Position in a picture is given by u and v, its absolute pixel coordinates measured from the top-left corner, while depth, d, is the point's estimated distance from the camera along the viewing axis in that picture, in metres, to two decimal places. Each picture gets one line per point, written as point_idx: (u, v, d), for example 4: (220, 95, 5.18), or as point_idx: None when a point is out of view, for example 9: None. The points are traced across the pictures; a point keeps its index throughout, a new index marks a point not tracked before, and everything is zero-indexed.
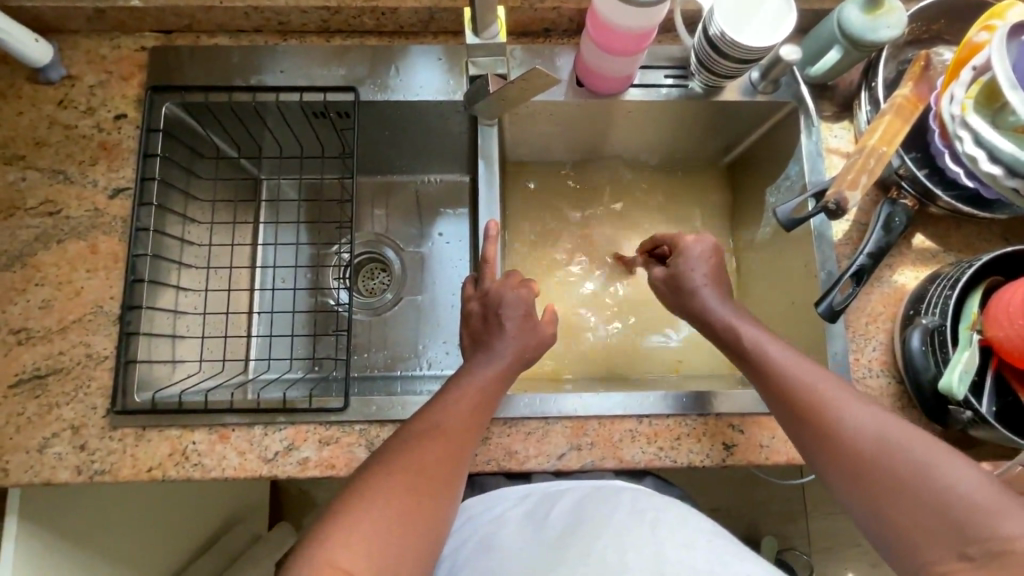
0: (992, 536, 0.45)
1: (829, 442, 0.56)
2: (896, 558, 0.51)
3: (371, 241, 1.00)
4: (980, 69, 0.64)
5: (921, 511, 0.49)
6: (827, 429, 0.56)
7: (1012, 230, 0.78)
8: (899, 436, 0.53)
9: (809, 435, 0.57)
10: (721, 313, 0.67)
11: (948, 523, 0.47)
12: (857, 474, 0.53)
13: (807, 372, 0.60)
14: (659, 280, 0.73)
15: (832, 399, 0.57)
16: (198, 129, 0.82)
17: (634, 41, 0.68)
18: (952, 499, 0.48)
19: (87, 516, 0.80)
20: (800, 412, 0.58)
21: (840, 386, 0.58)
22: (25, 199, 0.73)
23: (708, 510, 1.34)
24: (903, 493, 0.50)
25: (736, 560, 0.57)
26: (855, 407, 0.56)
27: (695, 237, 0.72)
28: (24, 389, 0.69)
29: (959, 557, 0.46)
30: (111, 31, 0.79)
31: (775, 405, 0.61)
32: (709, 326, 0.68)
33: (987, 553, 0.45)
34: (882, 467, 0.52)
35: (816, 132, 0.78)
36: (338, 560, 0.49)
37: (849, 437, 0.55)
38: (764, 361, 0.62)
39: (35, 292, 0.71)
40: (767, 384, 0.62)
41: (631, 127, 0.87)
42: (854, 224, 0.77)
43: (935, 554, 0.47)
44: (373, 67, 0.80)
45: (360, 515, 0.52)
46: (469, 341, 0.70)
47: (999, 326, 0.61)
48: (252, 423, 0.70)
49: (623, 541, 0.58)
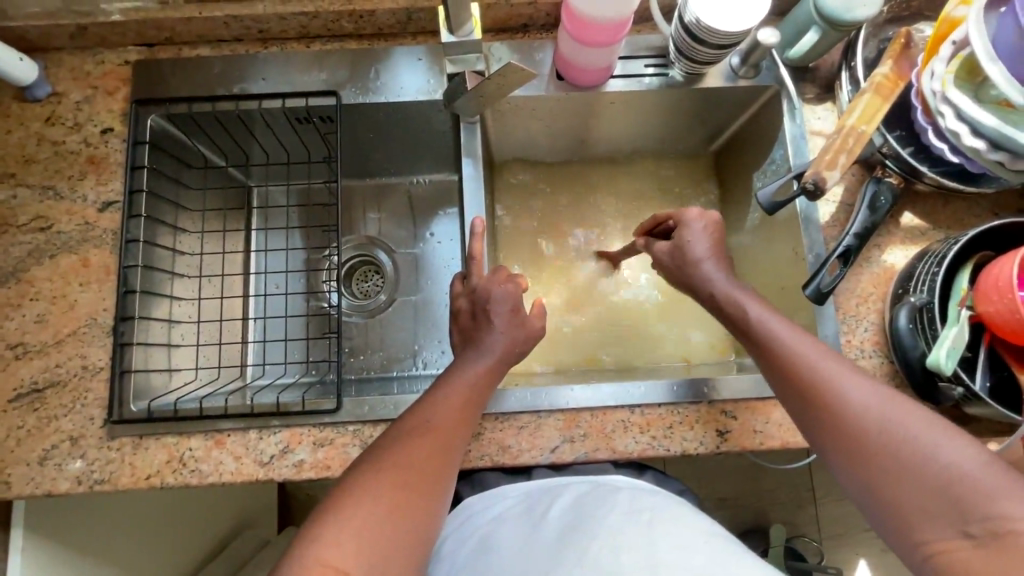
0: (993, 517, 0.46)
1: (830, 418, 0.55)
2: (891, 536, 0.51)
3: (363, 244, 1.00)
4: (959, 44, 0.63)
5: (923, 491, 0.49)
6: (830, 406, 0.55)
7: (1000, 204, 0.77)
8: (903, 414, 0.52)
9: (810, 410, 0.57)
10: (725, 287, 0.67)
11: (949, 503, 0.48)
12: (857, 452, 0.53)
13: (810, 346, 0.59)
14: (664, 254, 0.73)
15: (834, 374, 0.56)
16: (184, 139, 0.83)
17: (609, 32, 0.68)
18: (955, 479, 0.48)
19: (93, 526, 0.81)
20: (801, 388, 0.57)
21: (842, 362, 0.58)
22: (17, 216, 0.75)
23: (714, 499, 1.33)
24: (905, 473, 0.50)
25: (734, 559, 0.56)
26: (858, 383, 0.55)
27: (699, 211, 0.71)
28: (23, 403, 0.70)
29: (959, 536, 0.47)
30: (95, 47, 0.80)
31: (778, 382, 0.60)
32: (710, 299, 0.68)
33: (987, 533, 0.46)
34: (885, 446, 0.51)
35: (799, 116, 0.78)
36: (329, 559, 0.50)
37: (852, 415, 0.54)
38: (767, 335, 0.61)
39: (30, 307, 0.72)
40: (768, 358, 0.61)
41: (616, 118, 0.87)
42: (840, 205, 0.77)
43: (933, 533, 0.48)
44: (353, 70, 0.80)
45: (353, 513, 0.53)
46: (458, 338, 0.70)
47: (988, 301, 0.60)
48: (247, 427, 0.70)
49: (617, 540, 0.58)
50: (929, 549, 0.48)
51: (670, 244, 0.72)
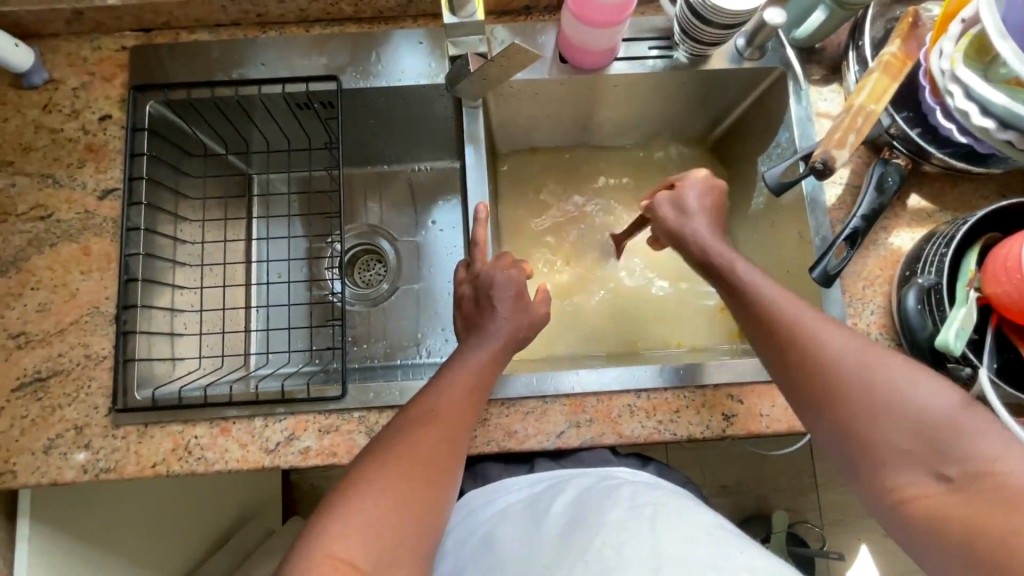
0: (971, 459, 0.47)
1: (811, 370, 0.55)
2: (862, 483, 0.53)
3: (365, 232, 1.00)
4: (969, 22, 0.63)
5: (902, 436, 0.50)
6: (812, 358, 0.55)
7: (1008, 185, 0.77)
8: (884, 362, 0.53)
9: (789, 361, 0.57)
10: (708, 243, 0.67)
11: (927, 446, 0.49)
12: (830, 394, 0.54)
13: (793, 302, 0.59)
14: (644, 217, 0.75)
15: (818, 326, 0.56)
16: (183, 127, 0.82)
17: (614, 12, 0.67)
18: (936, 423, 0.49)
19: (100, 516, 0.81)
20: (784, 341, 0.57)
21: (824, 316, 0.58)
22: (16, 205, 0.74)
23: (717, 487, 1.34)
24: (886, 420, 0.51)
25: (737, 550, 0.55)
26: (841, 335, 0.56)
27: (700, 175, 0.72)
28: (26, 392, 0.69)
29: (935, 479, 0.49)
30: (91, 33, 0.79)
31: (759, 337, 0.60)
32: (694, 249, 0.68)
33: (966, 475, 0.47)
34: (868, 395, 0.52)
35: (805, 97, 0.77)
36: (336, 551, 0.50)
37: (834, 364, 0.54)
38: (751, 291, 0.61)
39: (31, 296, 0.72)
40: (751, 314, 0.61)
41: (620, 102, 0.86)
42: (847, 188, 0.76)
43: (909, 478, 0.50)
44: (354, 54, 0.79)
45: (355, 507, 0.53)
46: (463, 324, 0.70)
47: (996, 283, 0.60)
48: (252, 415, 0.70)
49: (622, 539, 0.57)
50: (903, 493, 0.50)
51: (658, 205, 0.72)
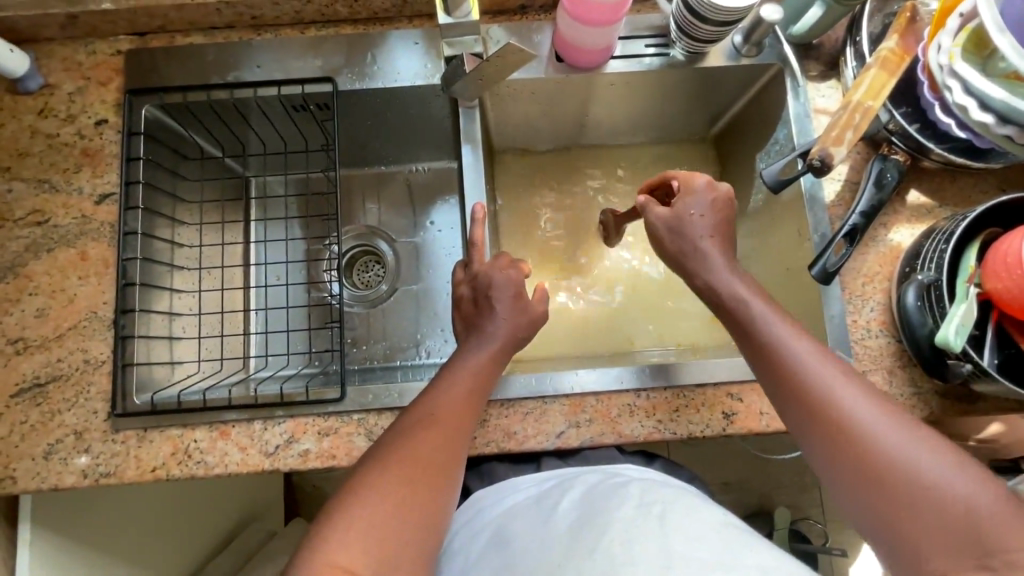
0: (1010, 549, 0.45)
1: (840, 440, 0.53)
2: (892, 562, 0.50)
3: (364, 234, 1.00)
4: (967, 17, 0.62)
5: (938, 520, 0.47)
6: (841, 427, 0.53)
7: (1008, 180, 0.76)
8: (916, 439, 0.51)
9: (816, 428, 0.54)
10: (730, 286, 0.63)
11: (965, 534, 0.46)
12: (853, 465, 0.52)
13: (820, 364, 0.56)
14: (657, 221, 0.69)
15: (845, 394, 0.54)
16: (180, 130, 0.82)
17: (609, 10, 0.67)
18: (972, 510, 0.47)
19: (101, 521, 0.81)
20: (810, 404, 0.55)
21: (852, 381, 0.55)
22: (13, 210, 0.74)
23: (719, 484, 1.34)
24: (920, 502, 0.48)
25: (746, 550, 0.54)
26: (870, 404, 0.53)
27: (709, 181, 0.68)
28: (25, 398, 0.69)
29: (973, 566, 0.46)
30: (86, 37, 0.79)
31: (783, 399, 0.57)
32: (707, 288, 0.65)
33: (1005, 566, 0.45)
34: (901, 473, 0.49)
35: (802, 94, 0.77)
36: (337, 559, 0.50)
37: (864, 436, 0.52)
38: (774, 348, 0.58)
39: (29, 302, 0.72)
40: (776, 373, 0.58)
41: (617, 100, 0.86)
42: (846, 184, 0.76)
43: (945, 564, 0.47)
44: (349, 55, 0.79)
45: (354, 512, 0.52)
46: (461, 326, 0.70)
47: (998, 278, 0.59)
48: (251, 419, 0.70)
49: (632, 535, 0.56)
50: None
51: (668, 211, 0.68)
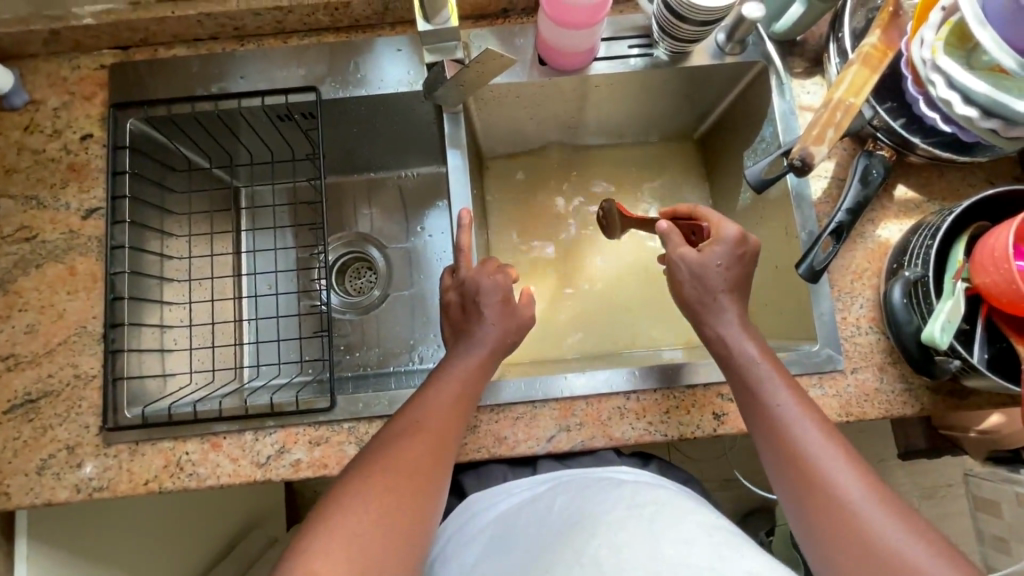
0: None
1: (825, 516, 0.53)
2: None
3: (355, 240, 1.00)
4: (948, 10, 0.61)
5: None
6: (828, 502, 0.53)
7: (996, 172, 0.76)
8: (901, 523, 0.51)
9: (804, 498, 0.55)
10: (736, 342, 0.63)
11: None
12: (836, 539, 0.52)
13: (818, 435, 0.57)
14: (681, 263, 0.66)
15: (838, 469, 0.54)
16: (166, 143, 0.82)
17: (587, 13, 0.67)
18: None
19: (99, 533, 0.81)
20: (802, 475, 0.55)
21: (848, 456, 0.55)
22: (1, 227, 0.74)
23: (719, 481, 1.34)
24: None
25: (735, 553, 0.53)
26: (862, 482, 0.53)
27: (742, 233, 0.66)
28: (17, 414, 0.70)
29: None
30: (70, 52, 0.79)
31: (777, 465, 0.57)
32: (716, 341, 0.64)
33: None
34: (880, 558, 0.49)
35: (787, 91, 0.77)
36: (314, 569, 0.50)
37: (850, 515, 0.52)
38: (773, 414, 0.59)
39: (19, 318, 0.72)
40: (773, 439, 0.58)
41: (604, 102, 0.85)
42: (833, 181, 0.75)
43: None
44: (332, 63, 0.79)
45: (338, 524, 0.53)
46: (450, 332, 0.69)
47: (984, 272, 0.58)
48: (242, 430, 0.70)
49: (618, 538, 0.56)
50: None
51: (696, 255, 0.66)
